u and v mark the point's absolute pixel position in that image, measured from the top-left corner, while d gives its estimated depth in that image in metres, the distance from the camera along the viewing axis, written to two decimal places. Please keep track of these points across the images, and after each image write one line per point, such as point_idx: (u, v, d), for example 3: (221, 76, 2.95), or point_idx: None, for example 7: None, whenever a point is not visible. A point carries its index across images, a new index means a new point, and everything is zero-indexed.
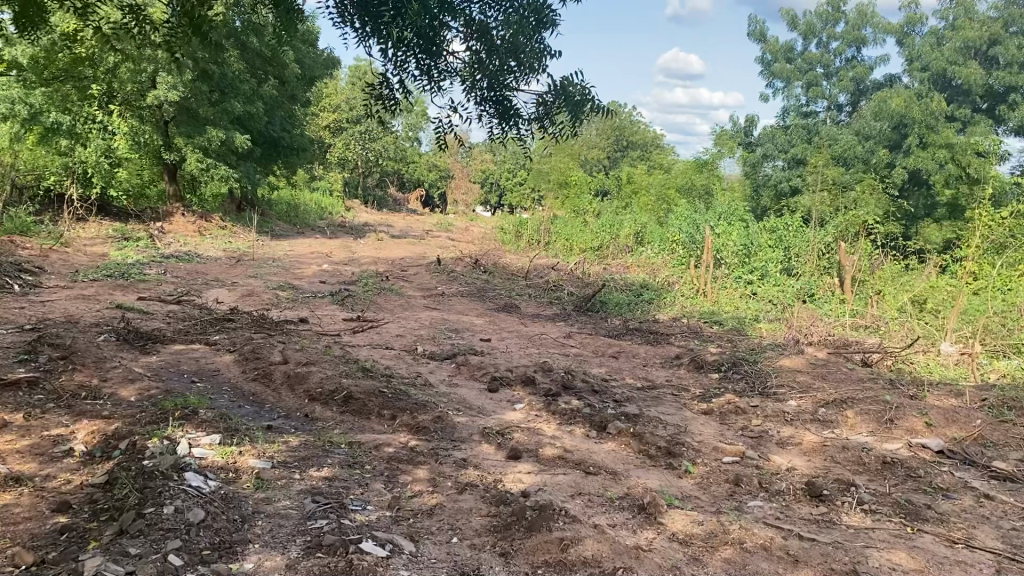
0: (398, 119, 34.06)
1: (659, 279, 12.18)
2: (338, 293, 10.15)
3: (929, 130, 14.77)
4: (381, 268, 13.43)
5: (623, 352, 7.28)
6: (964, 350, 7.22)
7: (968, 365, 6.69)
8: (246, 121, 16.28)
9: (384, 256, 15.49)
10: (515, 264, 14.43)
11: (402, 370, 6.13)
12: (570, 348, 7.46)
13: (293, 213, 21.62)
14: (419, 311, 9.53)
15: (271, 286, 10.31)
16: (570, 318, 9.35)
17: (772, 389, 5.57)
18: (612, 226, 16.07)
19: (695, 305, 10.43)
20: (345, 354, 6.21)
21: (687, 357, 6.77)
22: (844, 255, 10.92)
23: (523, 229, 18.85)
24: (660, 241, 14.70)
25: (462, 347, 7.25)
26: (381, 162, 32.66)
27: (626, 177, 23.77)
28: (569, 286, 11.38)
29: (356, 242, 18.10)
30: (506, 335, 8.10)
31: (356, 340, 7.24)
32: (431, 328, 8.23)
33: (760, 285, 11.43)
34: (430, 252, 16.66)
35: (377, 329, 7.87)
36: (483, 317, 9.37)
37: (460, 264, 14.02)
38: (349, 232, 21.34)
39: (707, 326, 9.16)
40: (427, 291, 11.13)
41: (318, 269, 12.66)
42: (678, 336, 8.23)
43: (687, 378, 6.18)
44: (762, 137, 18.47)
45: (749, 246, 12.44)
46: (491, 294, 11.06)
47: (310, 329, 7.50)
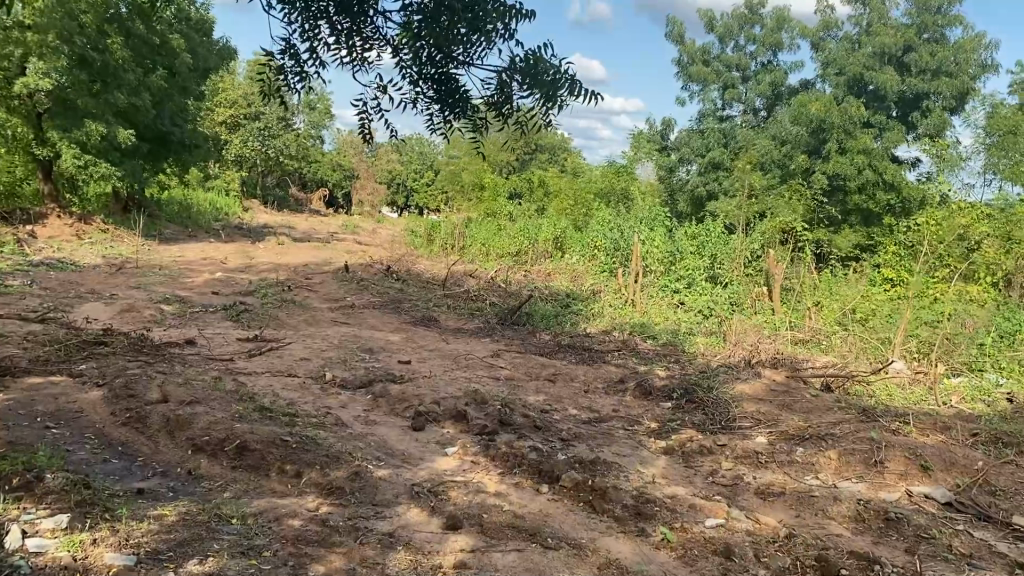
0: (300, 115, 32.63)
1: (583, 288, 11.56)
2: (234, 306, 9.10)
3: (847, 135, 14.36)
4: (283, 276, 12.37)
5: (559, 374, 6.56)
6: (916, 369, 6.80)
7: (927, 388, 6.25)
8: (132, 115, 14.81)
9: (286, 262, 14.39)
10: (428, 271, 13.59)
11: (309, 406, 5.23)
12: (499, 371, 6.69)
13: (186, 214, 20.15)
14: (327, 326, 8.59)
15: (157, 299, 9.18)
16: (493, 333, 8.59)
17: (735, 422, 4.93)
18: (530, 231, 15.41)
19: (624, 317, 9.84)
20: (240, 389, 5.25)
21: (631, 380, 6.10)
22: (775, 263, 10.49)
23: (434, 233, 17.99)
24: (580, 247, 14.12)
25: (378, 373, 6.38)
26: (283, 160, 31.21)
27: (539, 180, 23.19)
28: (490, 297, 10.62)
29: (254, 246, 16.87)
30: (427, 355, 7.27)
31: (254, 366, 6.28)
32: (342, 348, 7.32)
33: (687, 295, 10.94)
34: (336, 257, 15.64)
35: (279, 351, 6.91)
36: (399, 333, 8.49)
37: (369, 271, 13.09)
38: (248, 234, 20.03)
39: (640, 340, 8.56)
40: (334, 302, 10.18)
41: (212, 278, 11.52)
42: (614, 354, 7.58)
43: (636, 407, 5.49)
44: (678, 140, 18.13)
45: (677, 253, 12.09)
46: (406, 305, 10.20)
47: (199, 354, 6.48)
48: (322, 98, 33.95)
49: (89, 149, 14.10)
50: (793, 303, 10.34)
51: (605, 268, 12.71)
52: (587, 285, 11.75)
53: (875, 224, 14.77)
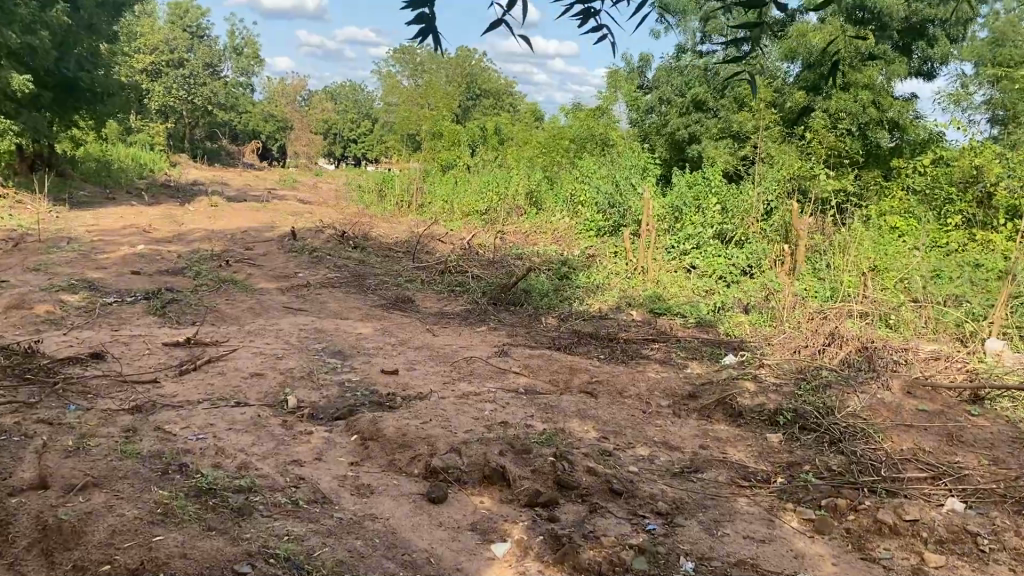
0: (227, 62, 29.99)
1: (576, 251, 10.01)
2: (158, 292, 7.23)
3: (852, 68, 12.96)
4: (219, 246, 10.45)
5: (599, 385, 4.96)
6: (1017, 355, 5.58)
7: None
8: (25, 55, 12.46)
9: (222, 227, 12.42)
10: (389, 235, 11.79)
11: (270, 468, 3.53)
12: (519, 384, 5.06)
13: (104, 172, 17.82)
14: (278, 318, 6.81)
15: (58, 286, 7.26)
16: (488, 319, 6.97)
17: (898, 472, 3.41)
18: (501, 183, 13.75)
19: (636, 288, 8.28)
20: (166, 449, 3.51)
21: (705, 394, 4.54)
22: (799, 217, 9.01)
23: (390, 188, 16.26)
24: (564, 203, 12.54)
25: (359, 399, 4.69)
26: (210, 110, 28.63)
27: (492, 128, 21.50)
28: (471, 266, 8.96)
29: (182, 208, 14.82)
30: (417, 359, 5.59)
31: (187, 395, 4.53)
32: (303, 353, 5.59)
33: (701, 257, 9.50)
34: (279, 220, 13.68)
35: (221, 363, 5.16)
36: (370, 323, 6.77)
37: (320, 237, 11.23)
38: (176, 194, 17.82)
39: (667, 322, 7.00)
40: (283, 281, 8.38)
41: (131, 252, 9.59)
42: (648, 347, 6.01)
43: (731, 441, 3.95)
44: (656, 78, 16.57)
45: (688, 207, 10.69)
46: (371, 283, 8.44)
47: (110, 381, 4.67)
48: (250, 42, 31.24)
49: None
50: (817, 264, 8.97)
51: (595, 226, 11.17)
52: (579, 247, 10.20)
53: (877, 167, 13.44)
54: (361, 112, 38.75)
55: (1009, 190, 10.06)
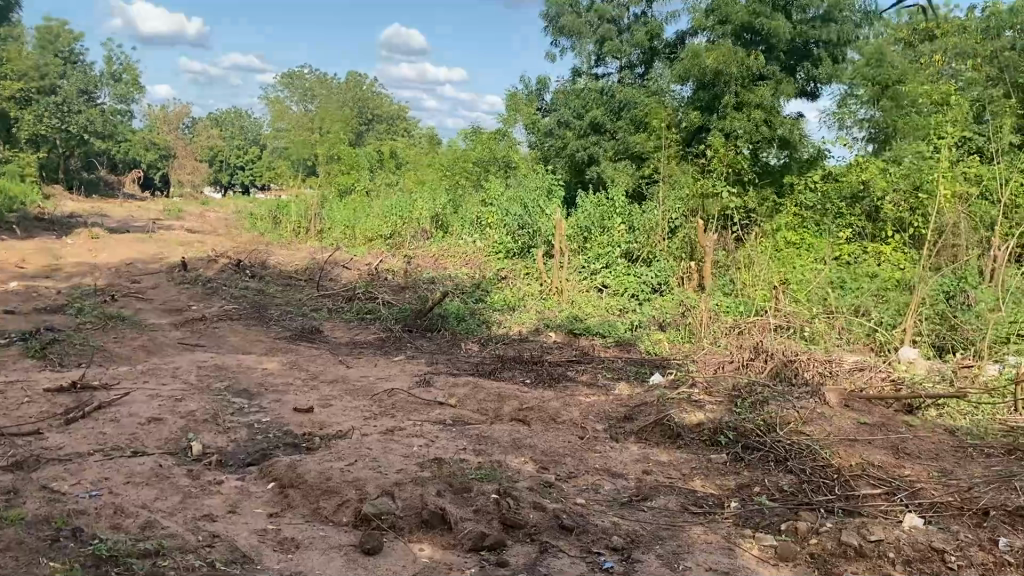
0: (104, 88, 28.59)
1: (486, 273, 9.80)
2: (36, 332, 6.60)
3: (744, 88, 13.34)
4: (103, 280, 9.74)
5: (529, 412, 4.75)
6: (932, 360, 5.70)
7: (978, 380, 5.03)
8: None
9: (106, 261, 11.64)
10: (288, 263, 11.29)
11: (179, 526, 3.12)
12: (444, 415, 4.78)
13: None
14: (174, 356, 6.30)
15: None
16: (403, 347, 6.67)
17: (853, 490, 3.32)
18: (403, 207, 13.45)
19: (551, 309, 8.13)
20: (54, 512, 3.06)
21: (642, 416, 4.38)
22: (705, 233, 9.06)
23: (286, 215, 15.70)
24: (470, 226, 12.33)
25: (273, 441, 4.31)
26: (87, 139, 27.18)
27: (387, 152, 21.17)
28: (379, 292, 8.62)
29: (60, 242, 13.86)
30: (332, 394, 5.23)
31: (77, 447, 4.04)
32: (206, 393, 5.15)
33: (612, 276, 9.44)
34: (168, 251, 12.95)
35: (114, 408, 4.67)
36: (276, 357, 6.36)
37: (215, 267, 10.64)
38: (52, 227, 16.71)
39: (588, 343, 6.86)
40: (177, 316, 7.83)
41: (4, 290, 8.81)
42: (573, 369, 5.84)
43: (676, 464, 3.80)
44: (555, 100, 16.65)
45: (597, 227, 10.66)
46: (274, 314, 7.99)
47: None
48: (129, 68, 29.92)
49: None
50: (724, 280, 9.02)
51: (503, 249, 10.99)
52: (489, 270, 9.98)
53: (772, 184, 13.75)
54: (250, 139, 37.69)
55: (894, 204, 10.07)
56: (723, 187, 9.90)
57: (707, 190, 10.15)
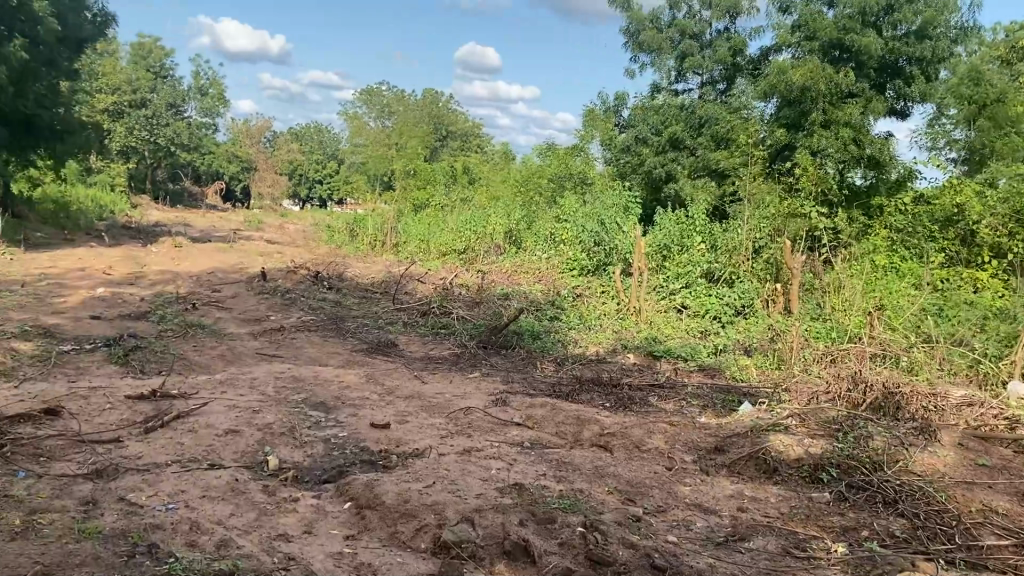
0: (191, 102, 29.49)
1: (561, 289, 9.64)
2: (120, 338, 6.68)
3: (832, 105, 12.93)
4: (185, 289, 9.90)
5: (611, 438, 4.54)
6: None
7: None
8: None
9: (188, 269, 11.86)
10: (364, 275, 11.32)
11: (254, 546, 3.02)
12: (523, 438, 4.62)
13: (63, 213, 17.14)
14: (252, 365, 6.29)
15: (10, 333, 6.67)
16: (478, 364, 6.54)
17: (977, 541, 3.06)
18: (478, 221, 13.39)
19: (630, 329, 7.91)
20: (132, 526, 2.99)
21: (734, 448, 4.15)
22: (792, 256, 8.74)
23: (361, 227, 15.82)
24: (545, 242, 12.20)
25: (348, 458, 4.21)
26: (174, 151, 28.03)
27: (462, 167, 21.24)
28: (454, 307, 8.52)
29: (145, 250, 14.21)
30: (408, 410, 5.12)
31: (155, 456, 4.01)
32: (282, 405, 5.09)
33: (692, 296, 9.19)
34: (247, 260, 13.16)
35: (192, 418, 4.64)
36: (352, 370, 6.29)
37: (292, 277, 10.73)
38: (138, 235, 17.20)
39: (669, 366, 6.62)
40: (255, 325, 7.87)
41: (91, 295, 9.00)
42: (655, 393, 5.61)
43: (776, 501, 3.59)
44: (633, 116, 16.43)
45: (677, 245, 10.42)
46: (349, 326, 7.96)
47: (66, 441, 4.13)
48: (215, 83, 30.82)
49: None
50: (810, 303, 8.72)
51: (578, 265, 10.83)
52: (565, 286, 9.83)
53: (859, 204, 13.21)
54: (327, 153, 38.43)
55: (990, 228, 9.46)
56: (811, 207, 9.54)
57: (793, 210, 9.83)
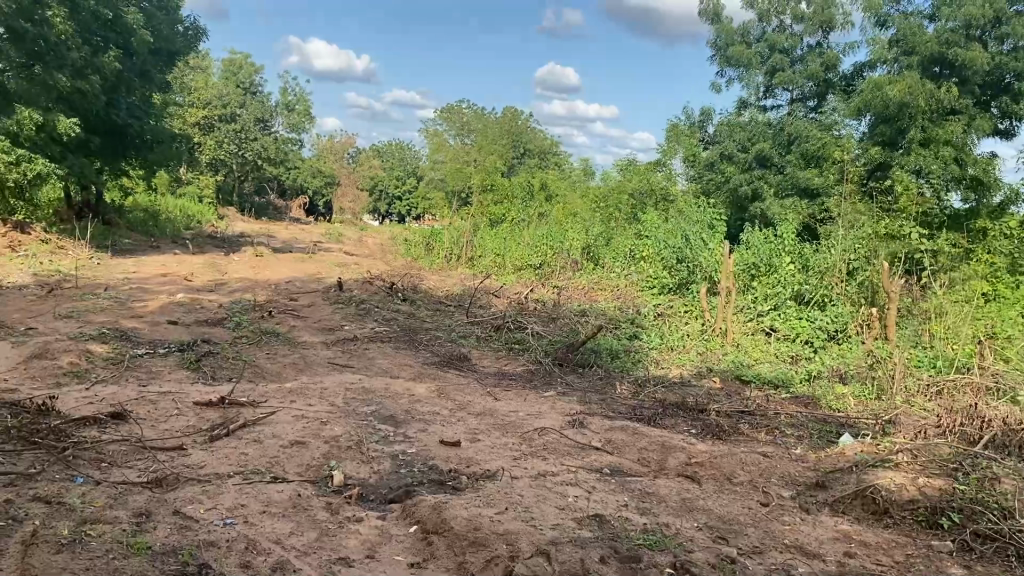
0: (278, 118, 30.15)
1: (642, 307, 9.29)
2: (194, 344, 6.63)
3: (932, 122, 12.26)
4: (262, 297, 9.90)
5: (699, 468, 4.19)
6: None
7: None
8: (76, 100, 12.20)
9: (266, 278, 11.92)
10: (439, 289, 11.17)
11: (312, 570, 2.79)
12: (604, 464, 4.30)
13: (152, 222, 17.57)
14: (322, 375, 6.14)
15: (88, 335, 6.69)
16: (555, 382, 6.25)
17: None
18: (557, 236, 13.12)
19: (715, 351, 7.51)
20: (185, 543, 2.80)
21: (838, 485, 3.76)
22: (890, 280, 8.20)
23: (439, 241, 15.73)
24: (624, 258, 11.86)
25: (416, 476, 3.97)
26: (260, 164, 28.62)
27: (541, 184, 21.03)
28: (530, 322, 8.26)
29: (227, 258, 14.39)
30: (479, 428, 4.86)
31: (218, 467, 3.85)
32: (350, 417, 4.89)
33: (781, 320, 8.73)
34: (325, 271, 13.17)
35: (258, 428, 4.47)
36: (424, 383, 6.08)
37: (367, 289, 10.64)
38: (222, 245, 17.49)
39: (757, 392, 6.20)
40: (329, 335, 7.76)
41: (170, 301, 9.06)
42: (745, 421, 5.22)
43: (890, 548, 3.19)
44: (719, 132, 15.97)
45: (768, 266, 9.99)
46: (422, 339, 7.77)
47: (128, 446, 4.01)
48: (301, 99, 31.46)
49: (21, 141, 11.55)
50: (907, 329, 8.21)
51: (660, 284, 10.45)
52: (646, 305, 9.49)
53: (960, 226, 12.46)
54: (408, 169, 38.81)
55: None
56: (911, 228, 8.97)
57: (891, 231, 9.29)
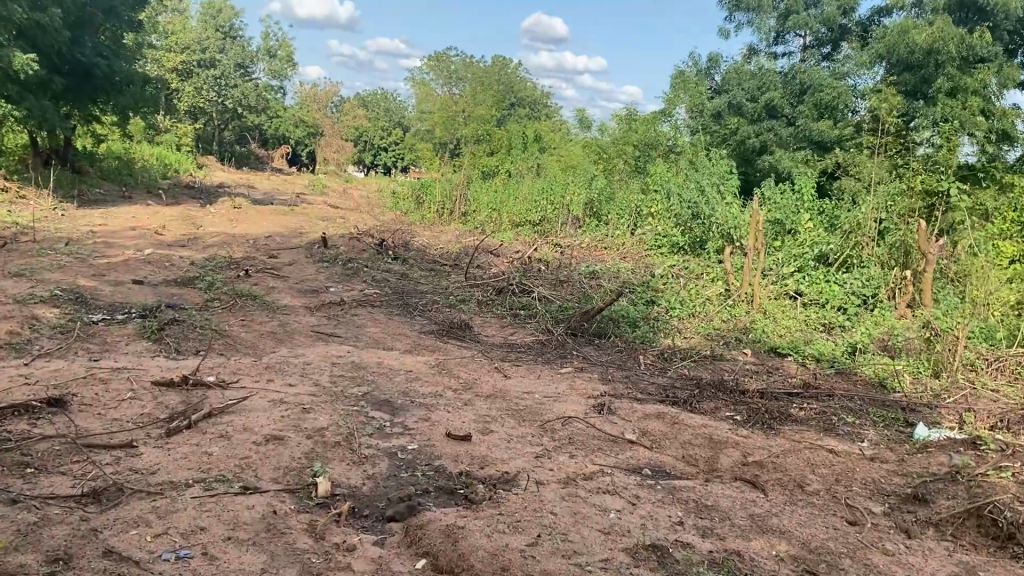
0: (259, 64, 28.89)
1: (655, 268, 8.56)
2: (158, 309, 5.83)
3: (960, 71, 11.47)
4: (240, 253, 9.08)
5: (760, 472, 3.47)
6: None
7: None
8: (36, 36, 11.17)
9: (245, 232, 11.07)
10: (432, 245, 10.39)
11: None
12: (645, 464, 3.58)
13: (126, 170, 16.59)
14: (305, 347, 5.37)
15: (39, 296, 5.91)
16: (570, 356, 5.52)
17: None
18: (556, 189, 12.31)
19: (741, 318, 6.80)
20: None
21: (943, 500, 3.05)
22: (928, 241, 7.50)
23: (429, 194, 14.87)
24: (629, 214, 11.09)
25: (420, 483, 3.22)
26: (240, 112, 27.46)
27: (535, 135, 20.11)
28: (535, 285, 7.50)
29: (203, 210, 13.51)
30: (490, 415, 4.13)
31: (174, 472, 3.10)
32: (338, 403, 4.15)
33: (806, 283, 8.05)
34: (309, 225, 12.35)
35: (226, 418, 3.72)
36: (421, 357, 5.34)
37: (355, 246, 9.83)
38: (200, 196, 16.55)
39: (797, 367, 5.50)
40: (312, 297, 6.99)
41: (138, 257, 8.25)
42: (796, 405, 4.51)
43: None
44: (726, 80, 15.10)
45: (790, 223, 9.29)
46: (417, 304, 7.02)
47: (63, 444, 3.25)
48: (284, 45, 30.17)
49: None
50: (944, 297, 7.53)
51: (670, 243, 9.71)
52: (659, 265, 8.71)
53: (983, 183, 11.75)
54: (394, 119, 37.62)
55: None
56: (949, 182, 8.23)
57: (927, 186, 8.51)
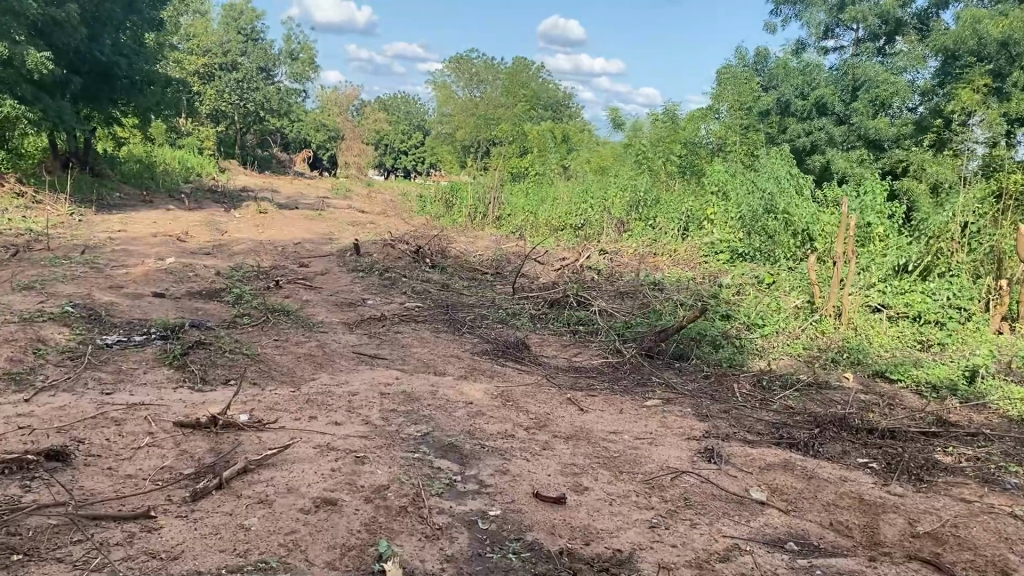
0: (280, 66, 28.36)
1: (722, 278, 7.79)
2: (181, 328, 5.15)
3: None
4: (267, 262, 8.42)
5: (941, 549, 2.74)
6: None
7: None
8: (52, 33, 10.57)
9: (272, 239, 10.41)
10: (470, 252, 9.68)
11: None
12: (791, 536, 2.85)
13: (147, 174, 16.04)
14: (348, 374, 4.68)
15: (48, 314, 5.25)
16: (650, 384, 4.78)
17: None
18: (598, 193, 11.54)
19: (830, 335, 6.03)
20: None
21: None
22: None
23: (461, 198, 14.15)
24: (679, 217, 10.30)
25: (516, 568, 2.52)
26: (263, 116, 26.88)
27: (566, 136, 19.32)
28: (592, 297, 6.77)
29: (225, 214, 12.88)
30: (579, 465, 3.41)
31: (201, 558, 2.40)
32: (395, 449, 3.45)
33: (892, 294, 7.27)
34: (338, 231, 11.68)
35: (264, 475, 3.01)
36: (480, 385, 4.63)
37: (389, 254, 9.14)
38: (223, 200, 15.97)
39: (915, 397, 4.75)
40: (350, 312, 6.31)
41: (157, 266, 7.60)
42: (941, 450, 3.75)
43: None
44: (773, 75, 14.30)
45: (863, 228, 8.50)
46: (465, 319, 6.31)
47: (61, 517, 2.56)
48: (306, 47, 29.65)
49: None
50: None
51: (730, 249, 8.93)
52: (723, 275, 7.94)
53: None
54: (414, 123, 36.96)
55: None
56: None
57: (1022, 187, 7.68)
